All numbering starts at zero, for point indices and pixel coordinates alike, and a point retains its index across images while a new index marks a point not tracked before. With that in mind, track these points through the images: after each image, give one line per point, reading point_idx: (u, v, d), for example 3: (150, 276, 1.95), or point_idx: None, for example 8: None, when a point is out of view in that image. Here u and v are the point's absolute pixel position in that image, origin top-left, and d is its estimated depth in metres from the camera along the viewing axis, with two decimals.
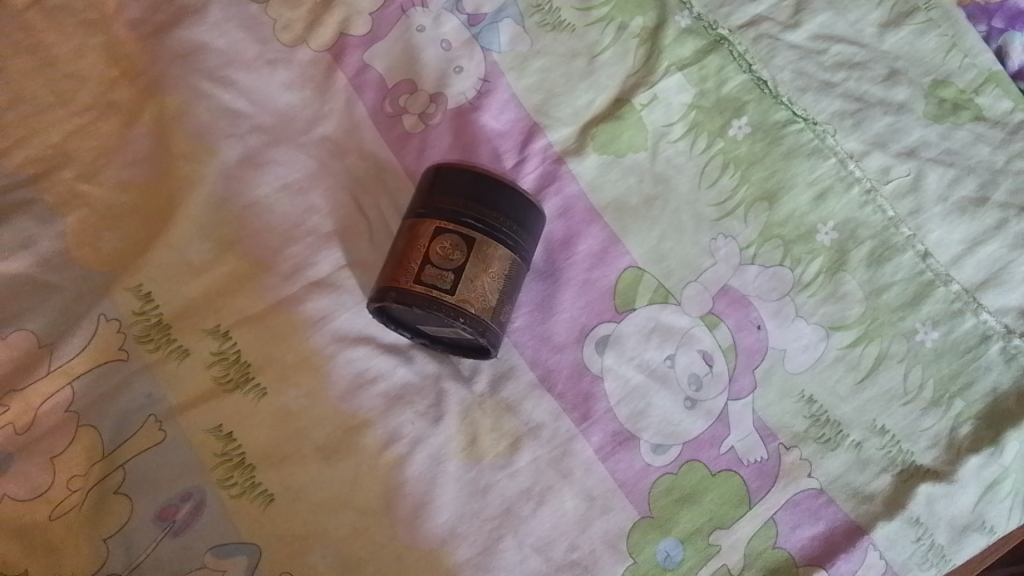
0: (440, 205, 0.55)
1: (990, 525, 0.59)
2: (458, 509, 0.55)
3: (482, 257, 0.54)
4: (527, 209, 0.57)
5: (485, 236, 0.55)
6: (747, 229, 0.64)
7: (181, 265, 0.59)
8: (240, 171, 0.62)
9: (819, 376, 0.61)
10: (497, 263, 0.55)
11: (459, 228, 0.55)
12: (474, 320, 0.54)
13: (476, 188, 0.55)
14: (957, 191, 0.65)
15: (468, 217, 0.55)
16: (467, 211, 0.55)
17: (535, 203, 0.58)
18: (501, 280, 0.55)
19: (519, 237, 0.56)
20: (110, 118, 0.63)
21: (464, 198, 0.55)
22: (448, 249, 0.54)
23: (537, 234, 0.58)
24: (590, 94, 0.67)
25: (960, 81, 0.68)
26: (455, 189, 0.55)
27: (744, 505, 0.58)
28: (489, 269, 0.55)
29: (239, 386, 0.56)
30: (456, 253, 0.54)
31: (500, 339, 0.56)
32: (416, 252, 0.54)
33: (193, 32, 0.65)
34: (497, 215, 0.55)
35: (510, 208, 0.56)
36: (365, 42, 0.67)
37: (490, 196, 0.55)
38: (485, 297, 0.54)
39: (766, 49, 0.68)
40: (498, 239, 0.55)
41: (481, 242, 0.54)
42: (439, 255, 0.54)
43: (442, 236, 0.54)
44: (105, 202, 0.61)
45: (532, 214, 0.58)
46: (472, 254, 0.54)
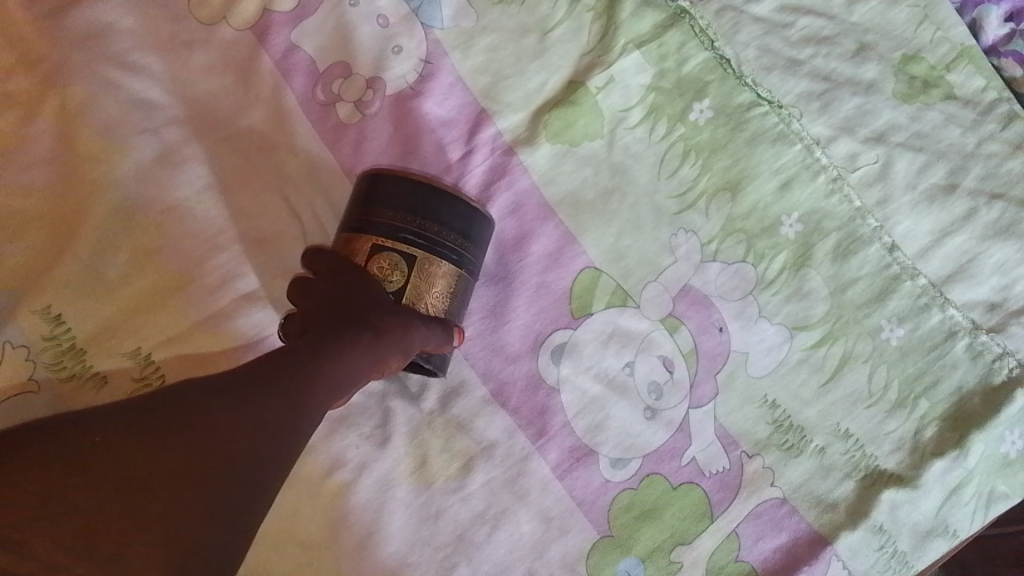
0: (390, 221, 0.50)
1: (953, 529, 0.58)
2: (409, 537, 0.53)
3: (425, 275, 0.51)
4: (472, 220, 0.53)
5: (431, 258, 0.51)
6: (708, 223, 0.61)
7: (96, 282, 0.54)
8: (156, 171, 0.57)
9: (782, 380, 0.59)
10: (444, 280, 0.52)
11: (396, 244, 0.51)
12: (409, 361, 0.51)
13: (422, 203, 0.51)
14: (926, 178, 0.62)
15: (407, 232, 0.50)
16: (412, 227, 0.51)
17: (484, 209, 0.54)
18: (446, 306, 0.52)
19: (468, 258, 0.52)
20: (4, 112, 0.56)
21: (402, 210, 0.51)
22: (386, 269, 0.51)
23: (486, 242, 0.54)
24: (542, 75, 0.61)
25: (932, 56, 0.64)
26: (406, 203, 0.51)
27: (706, 519, 0.56)
28: (439, 294, 0.52)
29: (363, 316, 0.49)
30: (395, 273, 0.51)
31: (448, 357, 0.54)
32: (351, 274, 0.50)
33: (96, 11, 0.58)
34: (439, 228, 0.51)
35: (453, 219, 0.51)
36: (292, 19, 0.60)
37: (438, 209, 0.51)
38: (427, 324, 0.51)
39: (729, 24, 0.63)
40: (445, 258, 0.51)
41: (422, 258, 0.51)
42: (376, 273, 0.50)
43: (387, 255, 0.50)
44: (4, 210, 0.54)
45: (478, 223, 0.53)
46: (411, 273, 0.51)
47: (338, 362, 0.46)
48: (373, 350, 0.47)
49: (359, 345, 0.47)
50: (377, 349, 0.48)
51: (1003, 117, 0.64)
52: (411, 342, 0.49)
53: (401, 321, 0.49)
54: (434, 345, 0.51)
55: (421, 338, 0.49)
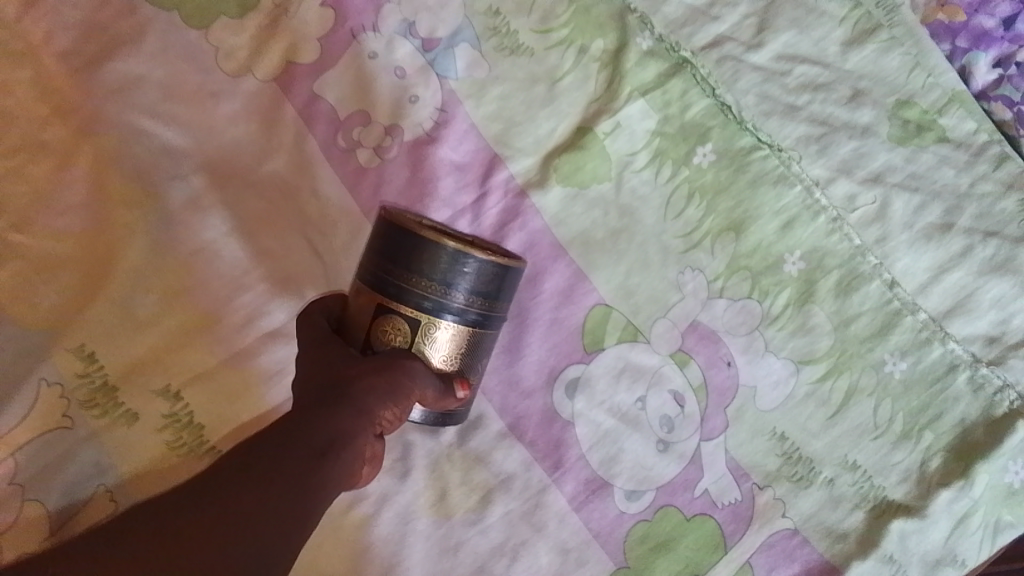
0: (399, 284, 0.49)
1: (962, 558, 0.59)
2: (429, 569, 0.54)
3: (432, 337, 0.50)
4: (491, 278, 0.50)
5: (440, 320, 0.49)
6: (714, 261, 0.63)
7: (126, 321, 0.56)
8: (185, 215, 0.59)
9: (790, 413, 0.60)
10: (454, 339, 0.50)
11: (401, 308, 0.49)
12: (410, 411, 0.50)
13: (432, 263, 0.48)
14: (922, 217, 0.65)
15: (413, 298, 0.49)
16: (419, 291, 0.49)
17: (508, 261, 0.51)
18: (457, 363, 0.51)
19: (485, 313, 0.50)
20: (41, 161, 0.59)
21: (409, 274, 0.49)
22: (391, 332, 0.49)
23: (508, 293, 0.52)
24: (552, 121, 0.64)
25: (924, 101, 0.67)
26: (414, 265, 0.48)
27: (720, 550, 0.57)
28: (446, 353, 0.50)
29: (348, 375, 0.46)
30: (400, 335, 0.49)
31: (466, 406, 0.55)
32: (360, 333, 0.50)
33: (126, 64, 0.61)
34: (449, 292, 0.49)
35: (466, 281, 0.49)
36: (313, 71, 0.63)
37: (449, 269, 0.48)
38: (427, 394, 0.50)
39: (729, 72, 0.66)
40: (456, 319, 0.49)
41: (427, 324, 0.49)
42: (382, 333, 0.49)
43: (393, 318, 0.49)
44: (39, 254, 0.57)
45: (499, 279, 0.50)
46: (417, 335, 0.49)
47: (319, 427, 0.44)
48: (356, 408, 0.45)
49: (339, 407, 0.45)
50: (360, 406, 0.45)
51: (995, 157, 0.66)
52: (400, 387, 0.47)
53: (381, 367, 0.47)
54: (435, 400, 0.50)
55: (408, 383, 0.47)
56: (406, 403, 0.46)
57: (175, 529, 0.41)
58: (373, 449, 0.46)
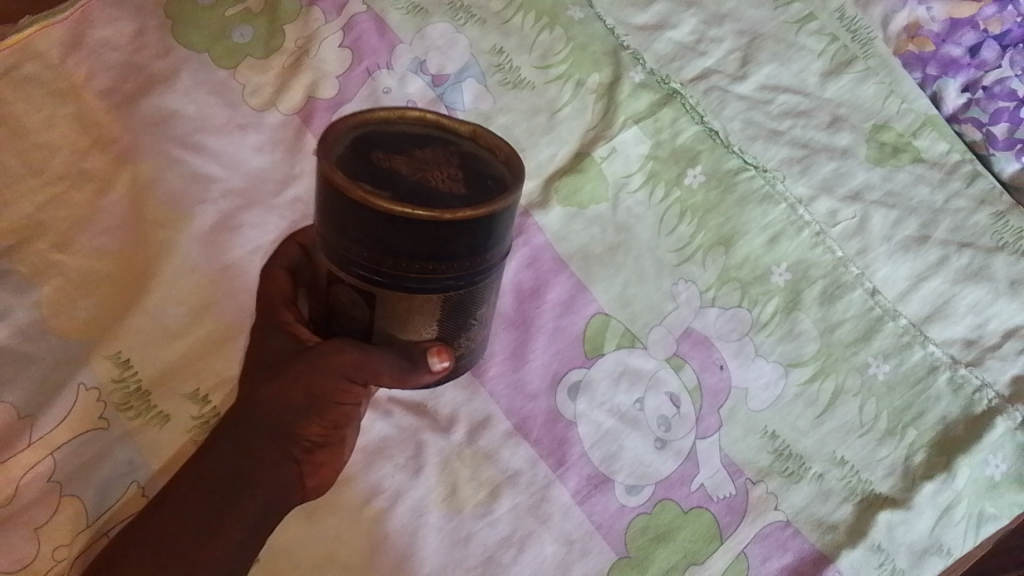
0: (342, 249, 0.42)
1: (947, 548, 0.62)
2: (441, 559, 0.57)
3: (392, 311, 0.44)
4: (448, 240, 0.40)
5: (394, 291, 0.43)
6: (706, 272, 0.67)
7: (158, 331, 0.61)
8: (214, 235, 0.64)
9: (780, 412, 0.64)
10: (423, 307, 0.44)
11: (350, 277, 0.43)
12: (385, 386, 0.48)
13: (366, 229, 0.40)
14: (900, 230, 0.69)
15: (357, 266, 0.42)
16: (364, 263, 0.42)
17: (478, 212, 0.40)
18: (432, 332, 0.46)
19: (453, 276, 0.42)
20: (82, 188, 0.65)
21: (349, 240, 0.41)
22: (349, 302, 0.45)
23: (490, 244, 0.42)
24: (552, 148, 0.70)
25: (899, 125, 0.73)
26: (350, 230, 0.41)
27: (716, 541, 0.60)
28: (414, 327, 0.45)
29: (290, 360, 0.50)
30: (358, 307, 0.45)
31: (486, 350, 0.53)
32: (323, 298, 0.47)
33: (162, 100, 0.67)
34: (395, 262, 0.41)
35: (410, 246, 0.40)
36: (332, 105, 0.69)
37: (387, 235, 0.40)
38: (394, 370, 0.46)
39: (716, 101, 0.72)
40: (416, 288, 0.42)
41: (382, 295, 0.43)
42: (341, 303, 0.46)
43: (348, 288, 0.44)
44: (79, 271, 0.62)
45: (463, 240, 0.41)
46: (376, 308, 0.44)
47: (269, 410, 0.50)
48: (273, 429, 0.51)
49: (255, 432, 0.51)
50: (276, 426, 0.51)
51: (967, 175, 0.72)
52: (328, 376, 0.48)
53: (306, 374, 0.48)
54: (402, 379, 0.46)
55: (338, 384, 0.48)
56: (328, 415, 0.50)
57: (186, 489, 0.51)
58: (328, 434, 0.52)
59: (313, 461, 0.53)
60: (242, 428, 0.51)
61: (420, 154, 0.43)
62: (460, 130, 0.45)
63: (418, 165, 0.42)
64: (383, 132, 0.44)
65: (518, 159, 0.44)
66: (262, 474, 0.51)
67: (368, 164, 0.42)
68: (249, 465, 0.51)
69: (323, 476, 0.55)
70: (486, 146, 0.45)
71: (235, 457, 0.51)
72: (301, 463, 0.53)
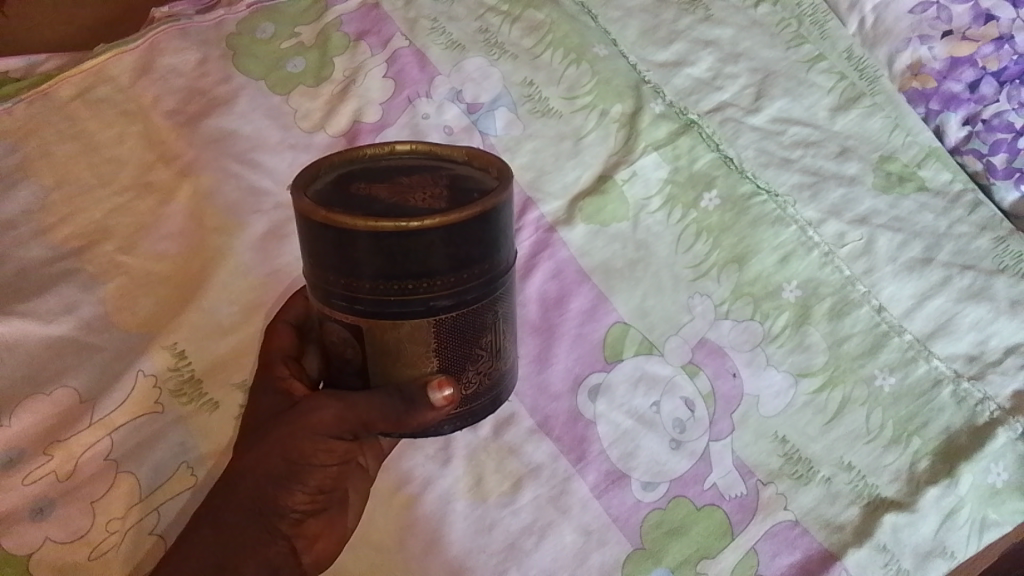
0: (325, 282, 0.46)
1: (951, 551, 0.64)
2: (466, 543, 0.60)
3: (381, 345, 0.47)
4: (422, 251, 0.43)
5: (379, 320, 0.46)
6: (720, 287, 0.72)
7: (212, 326, 0.66)
8: (265, 241, 0.69)
9: (790, 419, 0.67)
10: (413, 334, 0.47)
11: (336, 315, 0.47)
12: (383, 433, 0.50)
13: (338, 249, 0.44)
14: (905, 252, 0.74)
15: (338, 296, 0.46)
16: (346, 292, 0.46)
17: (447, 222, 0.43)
18: (434, 364, 0.48)
19: (434, 294, 0.45)
20: (147, 197, 0.71)
21: (329, 267, 0.45)
22: (340, 344, 0.49)
23: (472, 257, 0.45)
24: (577, 170, 0.75)
25: (904, 156, 0.78)
26: (325, 256, 0.45)
27: (727, 536, 0.63)
28: (411, 362, 0.48)
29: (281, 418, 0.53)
30: (349, 346, 0.49)
31: (512, 380, 0.54)
32: (320, 349, 0.52)
33: (222, 120, 0.74)
34: (368, 284, 0.45)
35: (377, 261, 0.44)
36: (376, 128, 0.75)
37: (356, 252, 0.44)
38: (387, 412, 0.49)
39: (731, 131, 0.78)
40: (398, 311, 0.46)
41: (368, 331, 0.47)
42: (334, 345, 0.49)
43: (337, 327, 0.48)
44: (141, 271, 0.68)
45: (437, 252, 0.44)
46: (366, 346, 0.48)
47: (263, 472, 0.53)
48: (254, 510, 0.54)
49: (248, 498, 0.54)
50: (268, 491, 0.54)
51: (969, 204, 0.77)
52: (318, 426, 0.51)
53: (284, 442, 0.52)
54: (399, 424, 0.49)
55: (320, 443, 0.52)
56: (311, 482, 0.54)
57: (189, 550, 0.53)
58: (325, 480, 0.55)
59: (305, 534, 0.56)
60: (236, 491, 0.53)
61: (403, 178, 0.47)
62: (455, 157, 0.49)
63: (399, 190, 0.46)
64: (371, 167, 0.48)
65: (508, 171, 0.48)
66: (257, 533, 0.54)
67: (346, 191, 0.46)
68: (233, 548, 0.53)
69: (319, 549, 0.58)
70: (479, 167, 0.49)
71: (214, 544, 0.53)
72: (292, 538, 0.56)
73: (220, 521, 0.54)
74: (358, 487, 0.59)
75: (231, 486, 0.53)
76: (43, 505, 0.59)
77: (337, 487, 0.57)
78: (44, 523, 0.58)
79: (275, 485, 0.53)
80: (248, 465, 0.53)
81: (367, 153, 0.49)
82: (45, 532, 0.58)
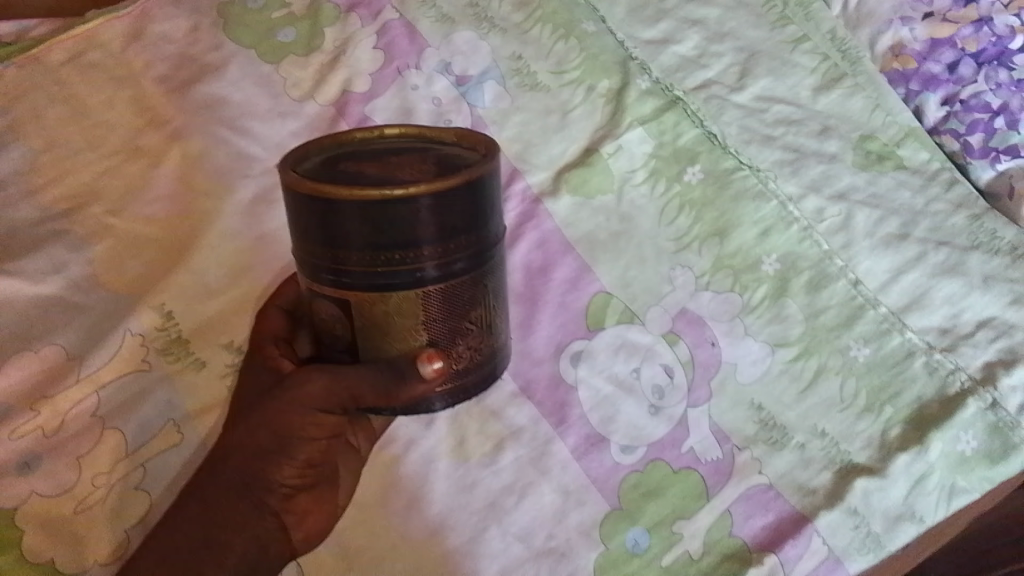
0: (312, 257, 0.47)
1: (920, 515, 0.66)
2: (448, 502, 0.62)
3: (370, 319, 0.47)
4: (407, 220, 0.44)
5: (366, 290, 0.46)
6: (701, 260, 0.73)
7: (200, 288, 0.67)
8: (253, 206, 0.70)
9: (767, 386, 0.69)
10: (401, 306, 0.47)
11: (325, 292, 0.48)
12: (372, 408, 0.51)
13: (325, 221, 0.45)
14: (882, 228, 0.75)
15: (325, 271, 0.47)
16: (333, 266, 0.46)
17: (432, 191, 0.44)
18: (424, 337, 0.48)
19: (421, 264, 0.45)
20: (135, 161, 0.72)
21: (316, 242, 0.46)
22: (330, 321, 0.49)
23: (458, 227, 0.46)
24: (563, 144, 0.76)
25: (884, 136, 0.80)
26: (311, 228, 0.46)
27: (702, 498, 0.65)
28: (401, 336, 0.48)
29: (271, 395, 0.54)
30: (339, 322, 0.49)
31: (505, 359, 0.54)
32: (311, 327, 0.52)
33: (213, 86, 0.74)
34: (355, 256, 0.45)
35: (363, 231, 0.44)
36: (365, 98, 0.75)
37: (342, 223, 0.44)
38: (375, 385, 0.49)
39: (715, 108, 0.79)
40: (386, 281, 0.46)
41: (356, 305, 0.47)
42: (324, 322, 0.49)
43: (326, 302, 0.48)
44: (129, 233, 0.69)
45: (422, 222, 0.44)
46: (355, 321, 0.48)
47: (249, 450, 0.55)
48: (240, 487, 0.56)
49: (235, 472, 0.56)
50: (252, 467, 0.56)
51: (945, 182, 0.79)
52: (308, 401, 0.51)
53: (274, 415, 0.54)
54: (388, 398, 0.49)
55: (307, 417, 0.53)
56: (298, 456, 0.56)
57: (183, 522, 0.57)
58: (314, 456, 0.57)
59: (294, 510, 0.58)
60: (225, 465, 0.56)
61: (391, 155, 0.48)
62: (444, 139, 0.50)
63: (385, 166, 0.46)
64: (360, 149, 0.49)
65: (496, 147, 0.48)
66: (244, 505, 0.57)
67: (334, 169, 0.47)
68: (217, 530, 0.56)
69: (309, 526, 0.59)
70: (467, 147, 0.49)
71: (199, 524, 0.56)
72: (281, 512, 0.58)
73: (208, 493, 0.57)
74: (348, 465, 0.61)
75: (222, 459, 0.56)
76: (29, 459, 0.60)
77: (325, 464, 0.59)
78: (31, 477, 0.59)
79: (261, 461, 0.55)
80: (238, 442, 0.55)
81: (357, 137, 0.50)
82: (31, 486, 0.59)
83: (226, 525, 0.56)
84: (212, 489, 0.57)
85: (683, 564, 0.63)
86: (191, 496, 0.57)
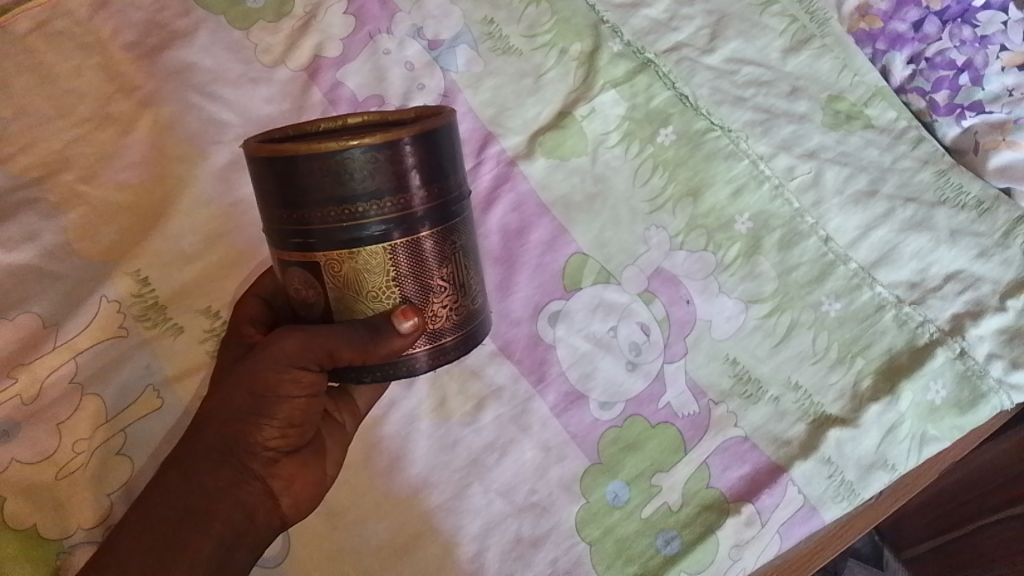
0: (279, 226, 0.47)
1: (892, 463, 0.69)
2: (430, 461, 0.64)
3: (341, 279, 0.47)
4: (365, 170, 0.44)
5: (333, 248, 0.46)
6: (675, 220, 0.74)
7: (174, 254, 0.66)
8: (227, 171, 0.70)
9: (740, 341, 0.71)
10: (370, 262, 0.47)
11: (294, 259, 0.48)
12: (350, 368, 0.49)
13: (286, 180, 0.45)
14: (851, 185, 0.76)
15: (293, 236, 0.47)
16: (300, 226, 0.46)
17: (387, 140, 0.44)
18: (395, 295, 0.48)
19: (385, 218, 0.46)
20: (106, 129, 0.70)
21: (280, 207, 0.46)
22: (303, 287, 0.49)
23: (418, 177, 0.46)
24: (537, 107, 0.76)
25: (852, 96, 0.81)
26: (274, 192, 0.46)
27: (680, 451, 0.67)
28: (373, 295, 0.48)
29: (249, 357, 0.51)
30: (311, 289, 0.48)
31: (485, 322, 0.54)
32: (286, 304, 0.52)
33: (182, 53, 0.72)
34: (318, 212, 0.45)
35: (323, 184, 0.44)
36: (337, 63, 0.74)
37: (302, 179, 0.44)
38: (351, 339, 0.47)
39: (687, 70, 0.78)
40: (352, 237, 0.46)
41: (325, 265, 0.47)
42: (297, 292, 0.49)
43: (298, 271, 0.48)
44: (102, 201, 0.68)
45: (380, 169, 0.45)
46: (328, 284, 0.48)
47: (229, 410, 0.51)
48: (222, 449, 0.52)
49: (216, 435, 0.52)
50: (232, 426, 0.51)
51: (912, 140, 0.80)
52: (282, 360, 0.49)
53: (250, 371, 0.50)
54: (366, 353, 0.48)
55: (284, 373, 0.49)
56: (278, 414, 0.51)
57: (161, 498, 0.52)
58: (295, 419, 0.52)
59: (279, 476, 0.54)
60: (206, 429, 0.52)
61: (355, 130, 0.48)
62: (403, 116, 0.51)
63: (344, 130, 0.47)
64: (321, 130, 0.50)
65: (451, 110, 0.50)
66: (227, 473, 0.52)
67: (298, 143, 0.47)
68: (198, 500, 0.51)
69: (297, 492, 0.56)
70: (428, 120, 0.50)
71: (181, 493, 0.51)
72: (266, 479, 0.53)
73: (189, 463, 0.52)
74: (334, 436, 0.59)
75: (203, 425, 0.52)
76: (9, 427, 0.60)
77: (308, 426, 0.54)
78: (10, 445, 0.60)
79: (241, 423, 0.51)
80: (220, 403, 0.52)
81: (321, 127, 0.49)
82: (11, 453, 0.60)
83: (209, 494, 0.51)
84: (193, 459, 0.52)
85: (662, 515, 0.66)
86: (169, 470, 0.53)
